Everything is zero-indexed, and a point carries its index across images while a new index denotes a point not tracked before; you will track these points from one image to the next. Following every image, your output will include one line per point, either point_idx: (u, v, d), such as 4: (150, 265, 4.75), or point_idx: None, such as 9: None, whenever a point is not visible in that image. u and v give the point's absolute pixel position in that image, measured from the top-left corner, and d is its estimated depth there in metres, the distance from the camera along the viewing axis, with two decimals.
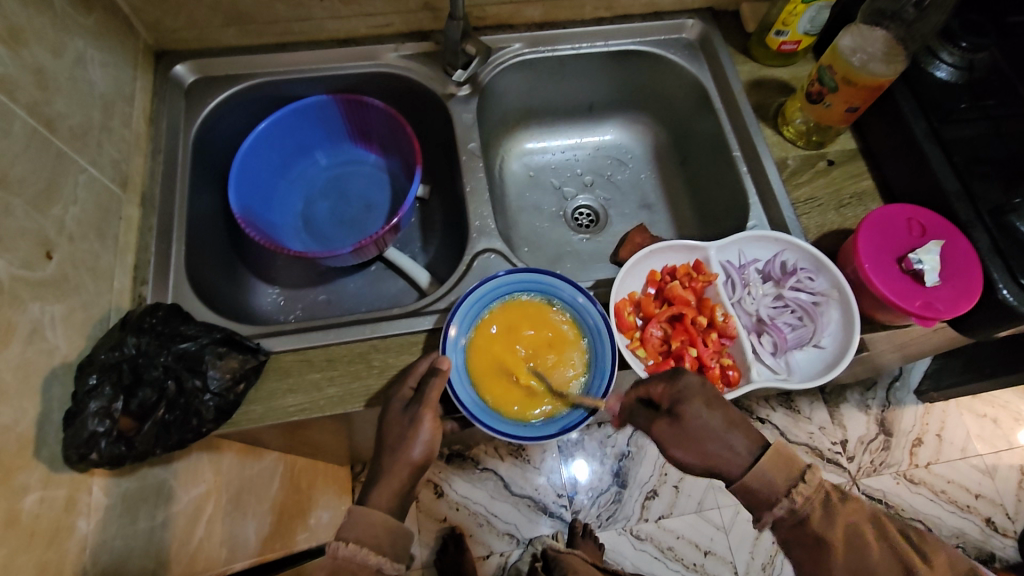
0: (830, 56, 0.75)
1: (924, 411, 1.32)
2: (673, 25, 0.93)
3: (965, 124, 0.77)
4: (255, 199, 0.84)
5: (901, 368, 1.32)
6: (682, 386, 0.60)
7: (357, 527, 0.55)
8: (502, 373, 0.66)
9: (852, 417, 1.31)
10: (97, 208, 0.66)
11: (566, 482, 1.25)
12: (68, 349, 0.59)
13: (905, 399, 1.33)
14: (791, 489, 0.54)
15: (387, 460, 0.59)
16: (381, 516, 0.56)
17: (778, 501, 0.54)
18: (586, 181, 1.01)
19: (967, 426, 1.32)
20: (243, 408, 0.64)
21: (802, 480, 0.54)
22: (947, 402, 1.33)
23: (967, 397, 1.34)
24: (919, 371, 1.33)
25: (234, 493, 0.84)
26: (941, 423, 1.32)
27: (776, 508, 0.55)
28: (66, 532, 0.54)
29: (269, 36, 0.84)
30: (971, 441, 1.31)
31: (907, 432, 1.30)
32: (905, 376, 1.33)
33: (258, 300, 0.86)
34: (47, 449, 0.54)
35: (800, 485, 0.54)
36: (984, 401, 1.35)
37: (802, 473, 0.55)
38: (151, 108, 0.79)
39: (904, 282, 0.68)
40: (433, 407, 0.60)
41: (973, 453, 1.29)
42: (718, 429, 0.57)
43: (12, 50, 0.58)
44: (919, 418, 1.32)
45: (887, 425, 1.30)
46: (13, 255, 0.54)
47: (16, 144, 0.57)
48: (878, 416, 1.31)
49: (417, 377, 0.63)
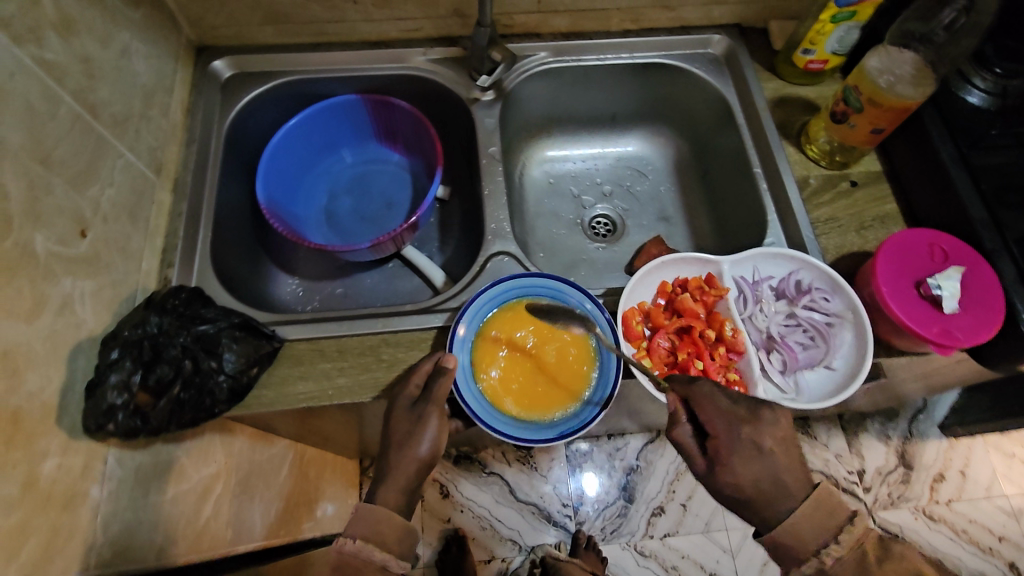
0: (857, 76, 0.75)
1: (948, 446, 1.29)
2: (700, 39, 0.93)
3: (996, 150, 0.76)
4: (281, 192, 0.87)
5: (926, 401, 1.29)
6: (735, 440, 0.58)
7: (363, 524, 0.58)
8: (522, 346, 0.69)
9: (871, 447, 1.28)
10: (131, 191, 0.69)
11: (572, 492, 1.25)
12: (95, 323, 0.61)
13: (928, 432, 1.30)
14: (821, 550, 0.54)
15: (394, 455, 0.61)
16: (387, 514, 0.59)
17: (807, 559, 0.55)
18: (605, 190, 1.02)
19: (993, 464, 1.28)
20: (255, 391, 0.66)
21: (834, 541, 0.54)
22: (973, 438, 1.30)
23: (996, 435, 1.30)
24: (944, 404, 1.30)
25: (242, 476, 0.88)
26: (966, 460, 1.28)
27: (804, 566, 0.55)
28: (80, 499, 0.55)
29: (304, 35, 0.87)
30: (997, 481, 1.26)
31: (929, 466, 1.27)
32: (929, 409, 1.30)
33: (278, 289, 0.89)
34: (68, 417, 0.55)
35: (833, 545, 0.54)
36: (1014, 440, 1.31)
37: (835, 534, 0.54)
38: (189, 100, 0.83)
39: (922, 307, 0.67)
40: (438, 408, 0.62)
41: (999, 494, 1.25)
42: (757, 485, 0.56)
43: (64, 38, 0.61)
44: (943, 453, 1.28)
45: (908, 457, 1.27)
46: (50, 231, 0.56)
47: (61, 126, 0.59)
48: (899, 448, 1.28)
49: (422, 377, 0.64)
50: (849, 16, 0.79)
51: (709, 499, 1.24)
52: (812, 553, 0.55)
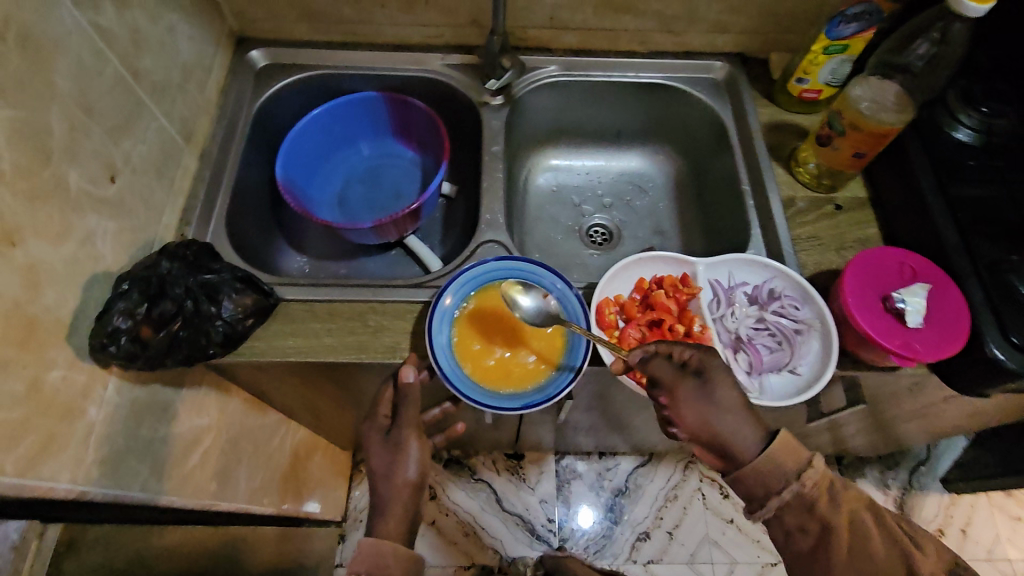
0: (841, 103, 0.79)
1: (949, 502, 1.28)
2: (702, 64, 0.99)
3: (976, 183, 0.79)
4: (300, 174, 0.94)
5: (927, 451, 1.29)
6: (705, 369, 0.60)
7: (367, 560, 0.65)
8: (525, 334, 0.72)
9: (869, 495, 1.28)
10: (161, 151, 0.76)
11: (560, 508, 1.26)
12: (112, 261, 0.67)
13: (929, 485, 1.29)
14: (801, 476, 0.57)
15: (385, 489, 0.69)
16: (389, 544, 0.66)
17: (786, 488, 0.57)
18: (605, 202, 1.07)
19: (997, 527, 1.26)
20: (249, 341, 0.72)
21: (809, 468, 0.58)
22: (976, 497, 1.28)
23: (1000, 496, 1.29)
24: (947, 459, 1.29)
25: (232, 438, 0.91)
26: (968, 519, 1.27)
27: (783, 495, 0.57)
28: (77, 414, 0.61)
29: (335, 34, 0.96)
30: (999, 543, 1.25)
31: (928, 520, 1.26)
32: (931, 461, 1.30)
33: (286, 264, 0.95)
34: (77, 337, 0.61)
35: (809, 473, 0.57)
36: (1018, 503, 1.29)
37: (808, 462, 0.58)
38: (224, 82, 0.91)
39: (886, 320, 0.69)
40: (412, 431, 0.71)
41: (1001, 557, 1.23)
42: (736, 417, 0.58)
43: (120, 9, 0.70)
44: (943, 509, 1.27)
45: (906, 509, 1.26)
46: (84, 170, 0.63)
47: (106, 83, 0.67)
48: (898, 499, 1.27)
49: (387, 406, 0.73)
50: (841, 49, 0.84)
51: (696, 529, 1.24)
52: (775, 491, 0.57)
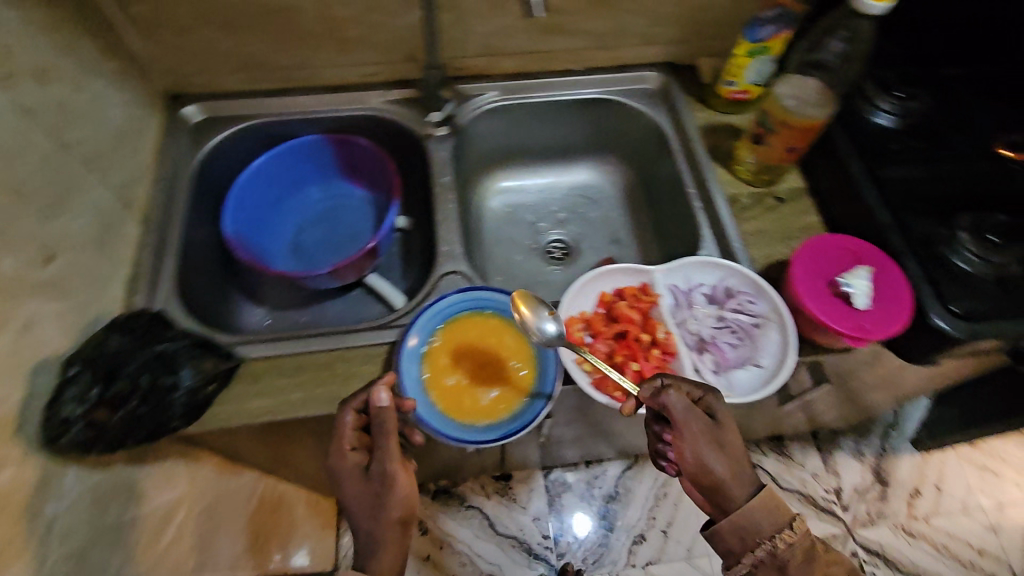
0: (769, 103, 0.83)
1: (922, 461, 1.33)
2: (636, 76, 1.02)
3: (902, 163, 0.83)
4: (249, 226, 0.93)
5: (895, 416, 1.34)
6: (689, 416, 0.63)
7: None
8: (496, 363, 0.73)
9: (847, 465, 1.32)
10: (99, 223, 0.74)
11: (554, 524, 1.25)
12: (57, 344, 0.64)
13: (901, 447, 1.34)
14: (783, 528, 0.60)
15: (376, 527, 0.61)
16: None
17: (761, 543, 0.60)
18: (560, 217, 1.08)
19: (968, 478, 1.32)
20: (212, 408, 0.69)
21: (788, 527, 0.60)
22: (945, 453, 1.34)
23: (966, 448, 1.35)
24: (913, 419, 1.34)
25: (208, 504, 0.87)
26: (940, 475, 1.32)
27: (758, 549, 0.60)
28: (35, 511, 0.57)
29: (271, 82, 0.95)
30: (971, 494, 1.30)
31: (904, 482, 1.30)
32: (899, 424, 1.35)
33: (246, 318, 0.93)
34: (26, 431, 0.58)
35: (785, 531, 0.60)
36: (983, 452, 1.35)
37: (788, 521, 0.61)
38: (160, 142, 0.89)
39: (836, 305, 0.72)
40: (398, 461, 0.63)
41: (975, 507, 1.29)
42: (720, 475, 0.61)
43: (40, 85, 0.68)
44: (917, 468, 1.32)
45: (883, 474, 1.31)
46: (17, 255, 0.61)
47: (33, 163, 0.65)
48: (874, 466, 1.32)
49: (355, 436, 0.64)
50: (763, 50, 0.89)
51: (689, 525, 1.26)
52: (750, 547, 0.61)
